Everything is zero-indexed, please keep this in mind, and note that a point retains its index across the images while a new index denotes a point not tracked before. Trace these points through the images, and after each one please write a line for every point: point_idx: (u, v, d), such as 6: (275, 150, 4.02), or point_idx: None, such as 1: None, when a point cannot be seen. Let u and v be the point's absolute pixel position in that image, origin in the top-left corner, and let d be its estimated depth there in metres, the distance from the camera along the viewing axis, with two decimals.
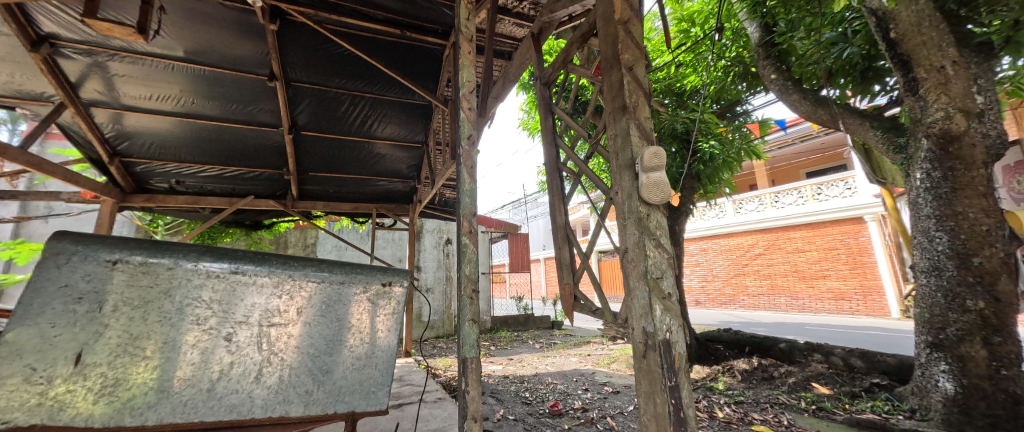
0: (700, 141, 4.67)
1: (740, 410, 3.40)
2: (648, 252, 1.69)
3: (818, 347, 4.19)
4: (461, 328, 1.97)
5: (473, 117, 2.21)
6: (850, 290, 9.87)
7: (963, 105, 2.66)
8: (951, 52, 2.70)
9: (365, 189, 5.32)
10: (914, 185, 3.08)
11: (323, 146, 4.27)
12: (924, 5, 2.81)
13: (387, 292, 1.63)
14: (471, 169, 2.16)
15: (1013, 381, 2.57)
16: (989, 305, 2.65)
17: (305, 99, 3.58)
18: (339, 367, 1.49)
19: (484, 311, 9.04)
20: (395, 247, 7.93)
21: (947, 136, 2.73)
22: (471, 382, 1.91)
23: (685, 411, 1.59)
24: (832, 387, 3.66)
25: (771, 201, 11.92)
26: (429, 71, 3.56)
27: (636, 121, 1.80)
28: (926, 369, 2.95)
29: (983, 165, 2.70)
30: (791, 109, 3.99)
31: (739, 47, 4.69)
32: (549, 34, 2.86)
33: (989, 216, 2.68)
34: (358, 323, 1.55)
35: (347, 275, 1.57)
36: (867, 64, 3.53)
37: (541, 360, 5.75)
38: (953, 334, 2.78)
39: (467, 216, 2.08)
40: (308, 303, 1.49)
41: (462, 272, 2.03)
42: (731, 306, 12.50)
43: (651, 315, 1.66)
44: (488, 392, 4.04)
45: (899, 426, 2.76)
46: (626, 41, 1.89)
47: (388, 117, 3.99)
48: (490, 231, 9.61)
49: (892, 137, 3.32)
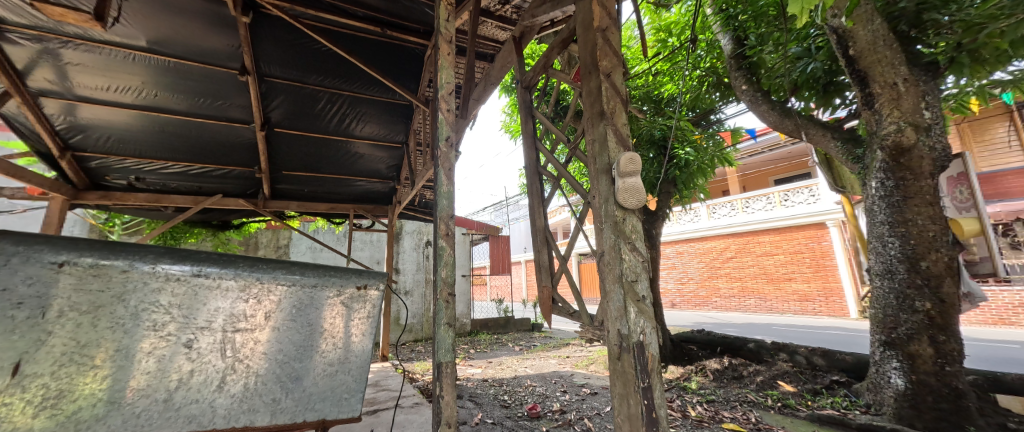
0: (676, 148, 4.83)
1: (711, 409, 3.51)
2: (624, 256, 1.71)
3: (784, 347, 4.37)
4: (437, 332, 1.94)
5: (452, 119, 2.20)
6: (813, 292, 10.39)
7: (912, 120, 2.87)
8: (903, 70, 2.93)
9: (341, 189, 5.19)
10: (869, 193, 3.25)
11: (297, 144, 4.13)
12: (879, 25, 3.01)
13: (363, 295, 1.57)
14: (450, 171, 2.14)
15: (954, 376, 2.78)
16: (935, 305, 2.84)
17: (279, 95, 3.46)
18: (309, 373, 1.45)
19: (463, 314, 8.95)
20: (373, 248, 7.76)
21: (899, 149, 2.93)
22: (445, 387, 1.89)
23: (657, 411, 1.63)
24: (796, 385, 3.82)
25: (743, 206, 12.37)
26: (409, 70, 3.52)
27: (614, 127, 1.84)
28: (880, 366, 3.12)
29: (930, 176, 2.90)
30: (761, 118, 4.17)
31: (714, 58, 4.84)
32: (530, 38, 2.88)
33: (935, 223, 2.89)
34: (331, 327, 1.50)
35: (320, 277, 1.50)
36: (829, 79, 3.76)
37: (520, 363, 5.74)
38: (903, 333, 2.96)
39: (445, 219, 2.06)
40: (278, 307, 1.42)
41: (439, 275, 2.00)
42: (705, 307, 12.89)
43: (626, 318, 1.69)
44: (466, 395, 4.00)
45: (855, 421, 2.91)
46: (605, 48, 1.93)
47: (366, 116, 3.91)
48: (471, 233, 9.56)
49: (851, 148, 3.52)
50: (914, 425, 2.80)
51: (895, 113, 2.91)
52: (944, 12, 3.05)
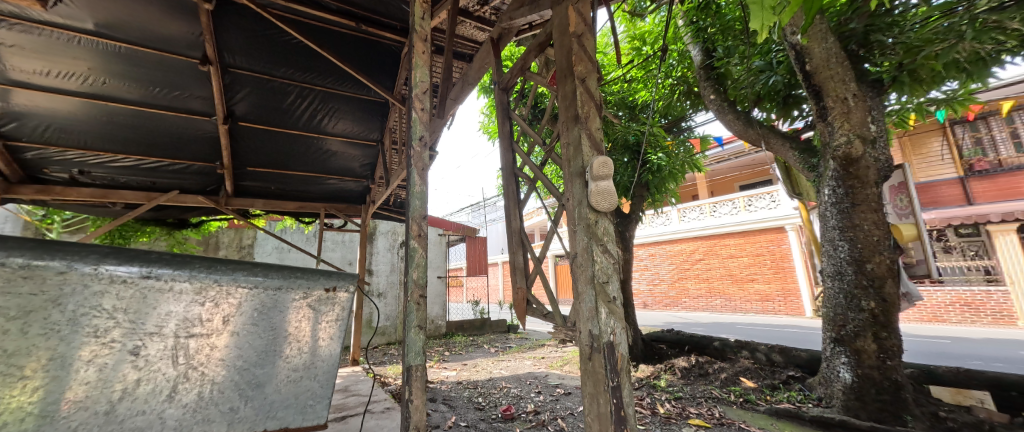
0: (649, 153, 4.99)
1: (678, 406, 3.63)
2: (596, 258, 1.74)
3: (746, 344, 4.57)
4: (407, 335, 1.90)
5: (426, 118, 2.18)
6: (773, 292, 10.99)
7: (861, 133, 3.09)
8: (852, 86, 3.15)
9: (312, 187, 5.01)
10: (822, 200, 3.45)
11: (263, 140, 3.95)
12: (832, 43, 3.22)
13: (331, 298, 1.50)
14: (423, 171, 2.10)
15: (894, 369, 3.01)
16: (879, 304, 3.07)
17: (244, 87, 3.30)
18: (270, 379, 1.40)
19: (437, 316, 8.83)
20: (344, 249, 7.53)
21: (849, 159, 3.15)
22: (415, 391, 1.85)
23: (626, 410, 1.67)
24: (757, 381, 4.00)
25: (710, 211, 12.83)
26: (385, 67, 3.45)
27: (588, 131, 1.88)
28: (830, 361, 3.32)
29: (875, 184, 3.13)
30: (726, 127, 4.35)
31: (685, 67, 5.00)
32: (508, 40, 2.89)
33: (879, 229, 3.12)
34: (296, 332, 1.44)
35: (285, 279, 1.41)
36: (788, 91, 3.99)
37: (496, 364, 5.72)
38: (851, 330, 3.17)
39: (417, 219, 2.03)
40: (238, 311, 1.33)
41: (410, 276, 1.97)
42: (674, 308, 13.31)
43: (597, 318, 1.72)
44: (439, 398, 3.95)
45: (808, 414, 3.10)
46: (580, 54, 1.97)
47: (339, 112, 3.79)
48: (447, 234, 9.45)
49: (807, 158, 3.75)
50: (859, 416, 3.01)
51: (847, 126, 3.12)
52: (889, 34, 3.31)
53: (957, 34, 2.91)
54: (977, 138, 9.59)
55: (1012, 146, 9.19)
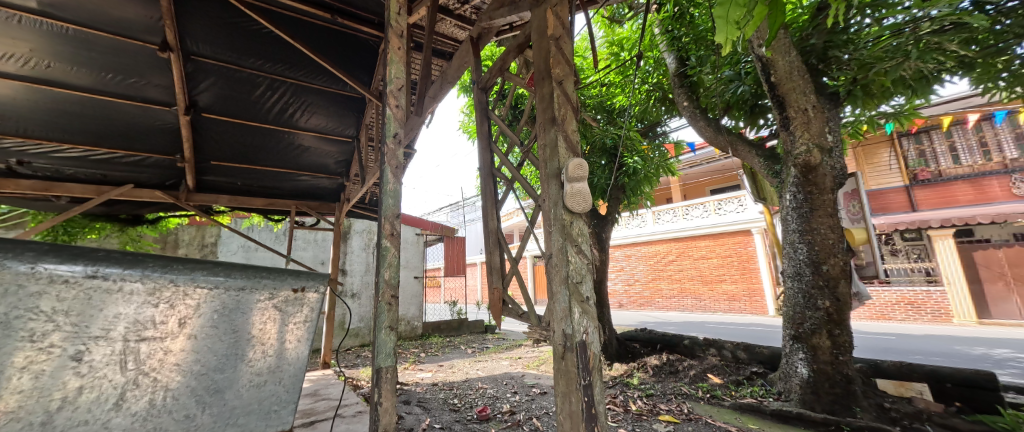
0: (625, 157, 5.13)
1: (650, 402, 3.72)
2: (570, 258, 1.77)
3: (713, 342, 4.74)
4: (377, 336, 1.86)
5: (401, 116, 2.15)
6: (740, 292, 11.50)
7: (818, 143, 3.29)
8: (812, 98, 3.34)
9: (282, 183, 4.82)
10: (784, 205, 3.62)
11: (229, 132, 3.76)
12: (794, 57, 3.38)
13: (299, 299, 1.45)
14: (397, 169, 2.06)
15: (846, 364, 3.20)
16: (833, 304, 3.26)
17: (208, 77, 3.14)
18: (231, 385, 1.33)
19: (413, 316, 8.68)
20: (316, 248, 7.29)
21: (808, 166, 3.33)
22: (385, 393, 1.82)
23: (597, 407, 1.70)
24: (723, 377, 4.16)
25: (683, 214, 13.21)
26: (361, 62, 3.37)
27: (564, 133, 1.90)
28: (789, 357, 3.48)
29: (831, 191, 3.33)
30: (699, 133, 4.49)
31: (660, 74, 5.11)
32: (487, 40, 2.88)
33: (834, 232, 3.31)
34: (260, 335, 1.38)
35: (248, 279, 1.35)
36: (755, 101, 4.22)
37: (472, 365, 5.69)
38: (808, 328, 3.35)
39: (390, 217, 1.98)
40: (196, 313, 1.26)
41: (381, 276, 1.93)
42: (649, 307, 13.64)
43: (570, 318, 1.75)
44: (414, 401, 3.88)
45: (768, 408, 3.30)
46: (557, 56, 1.99)
47: (312, 106, 3.67)
48: (425, 234, 9.30)
49: (770, 164, 3.94)
50: (814, 408, 3.19)
51: (807, 135, 3.30)
52: (844, 51, 3.52)
53: (904, 54, 3.13)
54: (920, 150, 10.35)
55: (950, 158, 9.98)
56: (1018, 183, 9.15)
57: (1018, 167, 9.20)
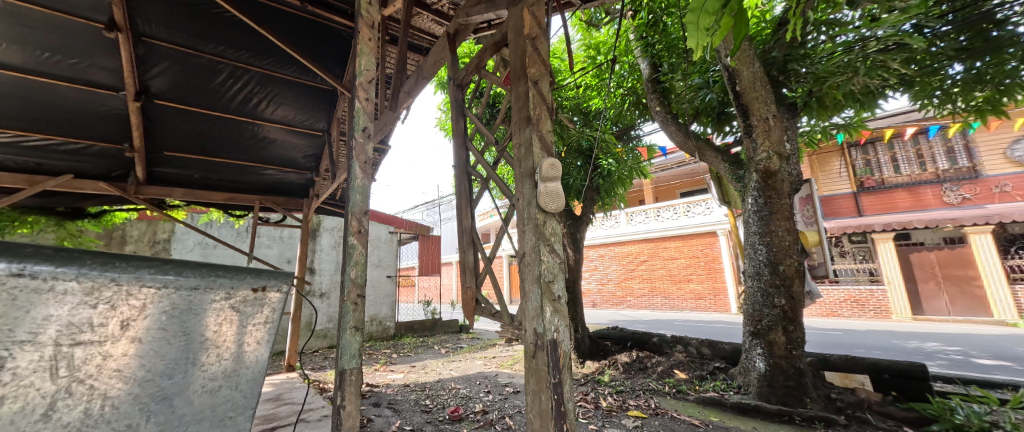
0: (600, 159, 5.23)
1: (619, 399, 3.82)
2: (543, 257, 1.78)
3: (680, 339, 4.91)
4: (342, 337, 1.80)
5: (371, 110, 2.08)
6: (705, 291, 12.03)
7: (778, 150, 3.47)
8: (773, 107, 3.51)
9: (244, 177, 4.59)
10: (746, 208, 3.79)
11: (184, 121, 3.53)
12: (757, 68, 3.55)
13: (260, 299, 1.11)
14: (365, 165, 2.00)
15: (798, 358, 3.40)
16: (788, 301, 3.46)
17: (162, 61, 2.92)
18: (180, 391, 0.99)
19: (385, 316, 8.49)
20: (281, 245, 6.99)
21: (768, 172, 3.52)
22: (348, 396, 1.77)
23: (566, 405, 1.72)
24: (688, 372, 4.32)
25: (654, 215, 13.59)
26: (332, 52, 3.25)
27: (538, 133, 1.91)
28: (748, 352, 3.66)
29: (787, 196, 3.53)
30: (670, 137, 4.62)
31: (635, 79, 5.26)
32: (464, 37, 2.84)
33: (790, 235, 3.51)
34: (214, 337, 1.04)
35: (201, 279, 1.02)
36: (721, 109, 4.43)
37: (445, 365, 5.64)
38: (766, 325, 3.53)
39: (357, 214, 1.92)
40: (142, 313, 0.94)
41: (348, 276, 1.86)
42: (621, 306, 13.99)
43: (542, 317, 1.76)
44: (384, 403, 3.80)
45: (729, 401, 3.48)
46: (534, 56, 1.99)
47: (280, 97, 3.50)
48: (398, 232, 9.09)
49: (735, 169, 4.12)
50: (770, 400, 3.37)
51: (768, 143, 3.48)
52: (802, 65, 3.74)
53: (853, 69, 3.36)
54: (867, 159, 11.14)
55: (892, 167, 10.81)
56: (949, 192, 9.97)
57: (949, 177, 10.08)
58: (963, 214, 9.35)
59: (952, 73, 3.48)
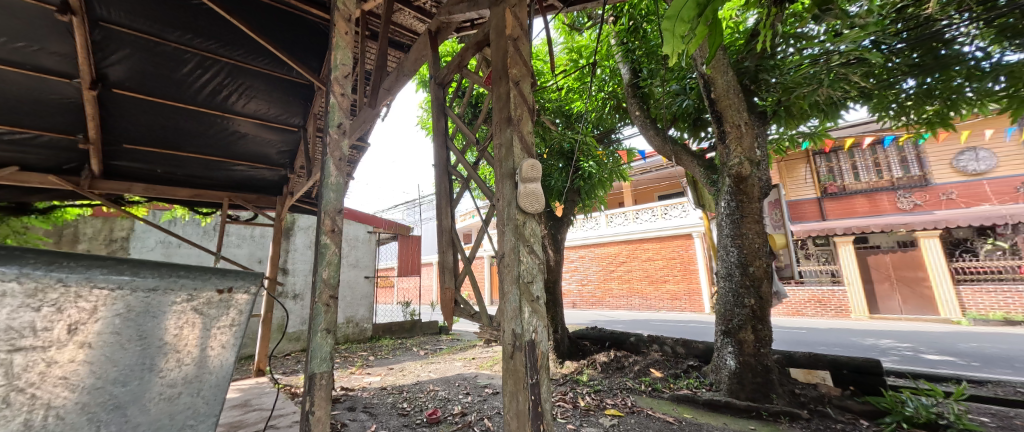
0: (581, 161, 5.29)
1: (597, 398, 3.87)
2: (522, 258, 1.78)
3: (656, 338, 5.02)
4: (312, 340, 1.75)
5: (347, 105, 2.03)
6: (681, 292, 12.38)
7: (749, 156, 3.60)
8: (744, 115, 3.64)
9: (213, 173, 4.39)
10: (719, 211, 3.91)
11: (145, 112, 3.33)
12: (731, 76, 3.66)
13: (225, 301, 1.07)
14: (340, 162, 1.94)
15: (765, 355, 3.54)
16: (757, 301, 3.59)
17: (121, 48, 2.74)
18: (134, 399, 0.93)
19: (362, 318, 8.30)
20: (252, 245, 6.72)
21: (740, 177, 3.65)
22: (318, 401, 1.71)
23: (543, 405, 1.72)
24: (663, 370, 4.42)
25: (633, 217, 13.84)
26: (308, 46, 3.15)
27: (519, 133, 1.91)
28: (719, 351, 3.77)
29: (757, 200, 3.66)
30: (648, 141, 4.72)
31: (615, 84, 5.35)
32: (446, 35, 2.81)
33: (759, 237, 3.64)
34: (175, 342, 0.99)
35: (160, 280, 0.97)
36: (697, 115, 4.58)
37: (424, 367, 5.57)
38: (736, 324, 3.65)
39: (331, 213, 1.87)
40: (94, 316, 0.88)
41: (320, 276, 1.80)
42: (600, 306, 14.21)
43: (520, 318, 1.76)
44: (360, 406, 3.71)
45: (701, 398, 3.58)
46: (515, 57, 1.99)
47: (252, 90, 3.37)
48: (377, 232, 8.91)
49: (709, 174, 4.24)
50: (739, 397, 3.49)
51: (740, 149, 3.61)
52: (772, 75, 3.91)
53: (819, 81, 3.53)
54: (830, 167, 11.73)
55: (852, 174, 11.38)
56: (902, 198, 10.64)
57: (902, 185, 10.73)
58: (914, 219, 9.99)
59: (905, 88, 3.72)
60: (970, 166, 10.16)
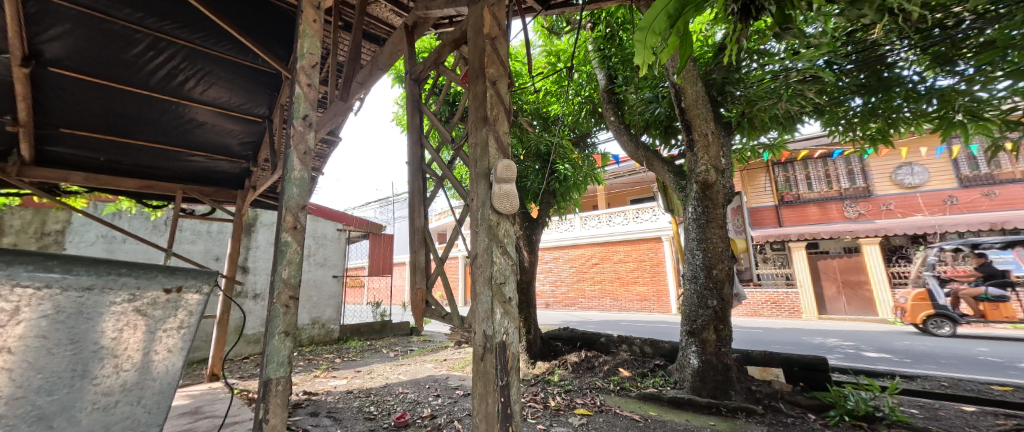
0: (557, 163, 5.33)
1: (567, 397, 3.90)
2: (495, 258, 1.76)
3: (625, 338, 5.11)
4: (269, 343, 1.65)
5: (313, 97, 1.94)
6: (650, 293, 12.76)
7: (714, 164, 3.74)
8: (711, 125, 3.77)
9: (165, 163, 4.10)
10: (686, 216, 4.03)
11: (88, 95, 3.06)
12: (699, 87, 3.78)
13: (173, 301, 1.15)
14: (304, 156, 1.85)
15: (726, 354, 3.68)
16: (719, 303, 3.72)
17: (60, 23, 2.49)
18: (69, 403, 0.97)
19: (329, 319, 8.01)
20: (208, 241, 6.34)
21: (706, 184, 3.77)
22: (273, 408, 1.62)
23: (512, 407, 1.70)
24: (631, 369, 4.51)
25: (606, 220, 14.09)
26: (275, 32, 3.00)
27: (495, 133, 1.88)
28: (684, 350, 3.88)
29: (720, 206, 3.81)
30: (621, 147, 4.81)
31: (592, 89, 5.43)
32: (423, 30, 2.75)
33: (723, 242, 3.79)
34: (116, 343, 1.05)
35: (100, 279, 1.03)
36: (668, 123, 4.75)
37: (393, 369, 5.43)
38: (700, 324, 3.77)
39: (292, 209, 1.77)
40: (22, 319, 0.92)
41: (278, 275, 1.71)
42: (572, 307, 14.40)
43: (492, 319, 1.74)
44: (324, 411, 3.57)
45: (666, 396, 3.69)
46: (492, 56, 1.97)
47: (212, 77, 3.16)
48: (347, 229, 8.65)
49: (678, 180, 4.36)
50: (701, 394, 3.60)
51: (707, 157, 3.73)
52: (737, 88, 4.03)
53: (778, 96, 3.70)
54: (787, 177, 12.37)
55: (807, 184, 12.09)
56: (849, 208, 11.39)
57: (850, 195, 11.49)
58: (859, 227, 10.76)
59: (853, 106, 4.02)
60: (906, 180, 11.01)
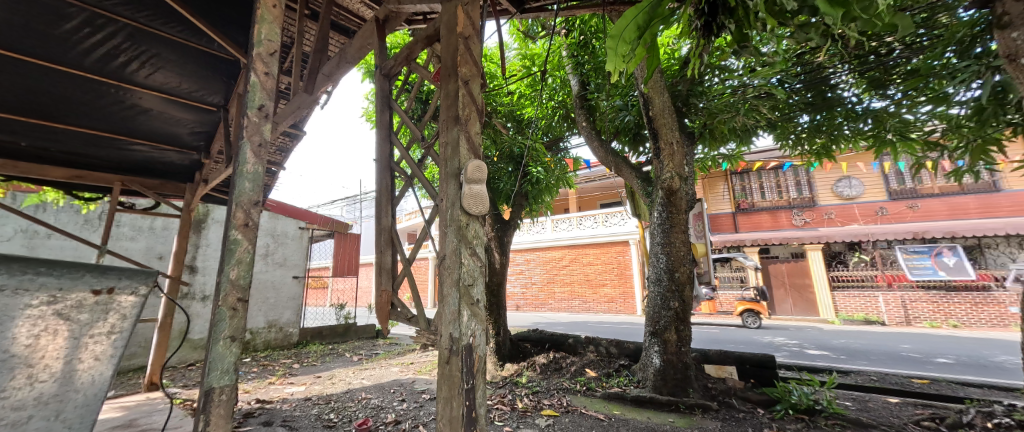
0: (530, 166, 5.35)
1: (535, 399, 3.91)
2: (463, 260, 1.72)
3: (592, 339, 5.18)
4: (213, 349, 1.53)
5: (271, 86, 1.83)
6: (617, 295, 13.09)
7: (678, 172, 3.88)
8: (676, 134, 3.91)
9: (101, 150, 3.74)
10: (652, 221, 4.15)
11: (8, 72, 2.74)
12: (666, 97, 3.92)
13: (100, 302, 1.32)
14: (259, 148, 1.73)
15: (685, 353, 3.81)
16: (680, 304, 3.86)
17: None
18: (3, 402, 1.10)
19: (287, 322, 7.62)
20: (150, 237, 5.87)
21: (671, 190, 3.90)
22: (216, 419, 1.50)
23: (477, 410, 1.68)
24: (597, 370, 4.59)
25: (577, 223, 14.34)
26: (232, 16, 2.81)
27: (466, 133, 1.85)
28: (646, 350, 3.99)
29: (683, 212, 3.95)
30: (592, 152, 4.89)
31: (565, 94, 5.50)
32: (395, 25, 2.66)
33: (685, 246, 3.93)
34: (41, 346, 1.18)
35: (22, 283, 1.15)
36: (637, 131, 4.90)
37: (356, 374, 5.23)
38: (662, 324, 3.89)
39: (244, 205, 1.66)
40: None
41: (225, 276, 1.59)
42: (542, 309, 14.50)
43: (459, 321, 1.70)
44: (279, 420, 3.38)
45: (630, 395, 3.78)
46: (465, 55, 1.93)
47: (158, 60, 2.92)
48: (310, 228, 8.28)
49: (645, 186, 4.50)
50: (662, 392, 3.71)
51: (671, 165, 3.87)
52: (700, 100, 4.22)
53: (736, 109, 3.92)
54: (744, 186, 13.10)
55: (759, 193, 12.84)
56: (797, 216, 12.21)
57: (797, 204, 12.30)
58: (806, 234, 11.56)
59: (801, 122, 4.31)
60: (845, 191, 11.91)
